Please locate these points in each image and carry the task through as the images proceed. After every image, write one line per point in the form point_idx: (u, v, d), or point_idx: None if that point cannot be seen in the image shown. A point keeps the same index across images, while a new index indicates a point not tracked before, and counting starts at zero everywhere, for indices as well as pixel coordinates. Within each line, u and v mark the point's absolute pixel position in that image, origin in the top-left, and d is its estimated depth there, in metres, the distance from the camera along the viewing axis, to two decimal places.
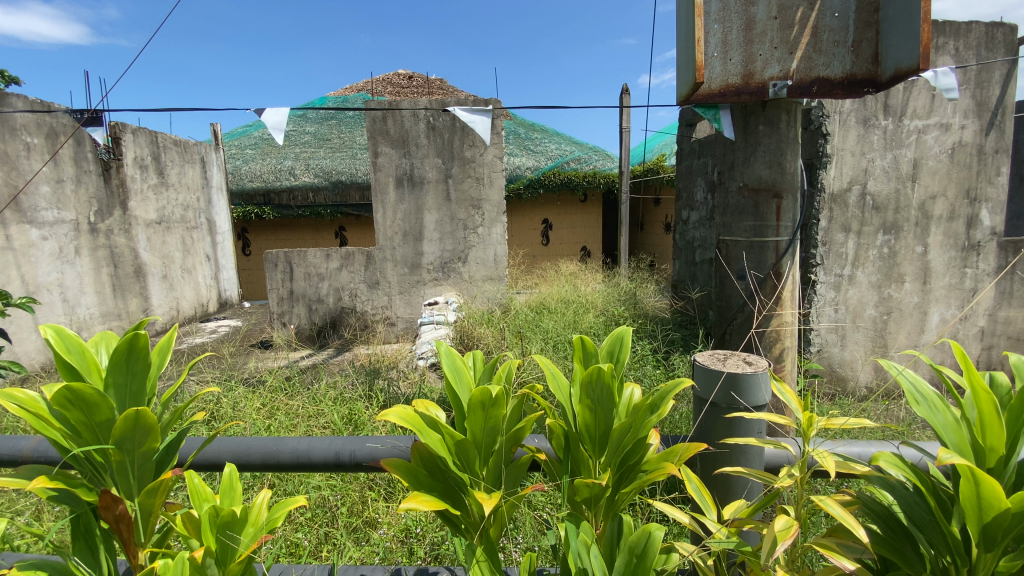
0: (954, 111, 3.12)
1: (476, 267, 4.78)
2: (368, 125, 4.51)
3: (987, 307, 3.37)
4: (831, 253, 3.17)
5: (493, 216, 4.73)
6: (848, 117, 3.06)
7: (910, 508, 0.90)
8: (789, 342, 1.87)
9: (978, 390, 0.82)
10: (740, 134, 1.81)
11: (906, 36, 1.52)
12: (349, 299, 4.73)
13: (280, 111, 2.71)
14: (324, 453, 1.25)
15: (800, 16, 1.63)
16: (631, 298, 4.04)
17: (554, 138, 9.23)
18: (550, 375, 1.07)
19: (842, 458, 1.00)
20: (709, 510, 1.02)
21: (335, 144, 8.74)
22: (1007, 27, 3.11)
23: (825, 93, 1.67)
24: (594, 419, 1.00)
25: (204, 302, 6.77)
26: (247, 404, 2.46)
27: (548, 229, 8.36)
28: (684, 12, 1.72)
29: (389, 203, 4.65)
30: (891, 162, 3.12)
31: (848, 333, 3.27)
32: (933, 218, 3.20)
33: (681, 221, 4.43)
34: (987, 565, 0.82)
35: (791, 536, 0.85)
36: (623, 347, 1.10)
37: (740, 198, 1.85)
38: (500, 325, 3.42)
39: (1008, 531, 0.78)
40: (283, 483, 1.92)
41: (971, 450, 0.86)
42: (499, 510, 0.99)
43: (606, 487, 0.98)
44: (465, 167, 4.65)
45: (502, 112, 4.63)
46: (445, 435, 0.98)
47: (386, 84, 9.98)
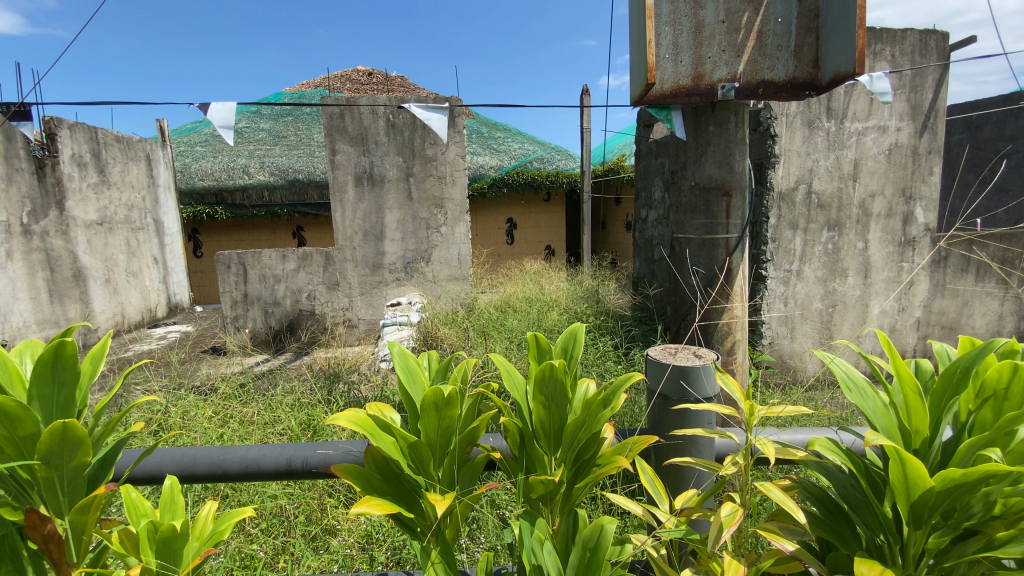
0: (891, 115, 3.31)
1: (439, 267, 4.71)
2: (325, 122, 4.39)
3: (924, 299, 3.57)
4: (781, 250, 3.30)
5: (456, 215, 4.69)
6: (794, 119, 3.18)
7: (845, 491, 0.95)
8: (740, 335, 1.92)
9: (904, 377, 0.87)
10: (691, 134, 1.87)
11: (843, 41, 1.60)
12: (308, 301, 4.61)
13: (226, 107, 2.60)
14: (274, 461, 1.22)
15: (745, 20, 1.69)
16: (594, 296, 4.08)
17: (517, 138, 9.24)
18: (505, 374, 1.07)
19: (781, 444, 1.04)
20: (662, 501, 1.04)
21: (292, 141, 8.46)
22: (938, 35, 3.32)
23: (770, 96, 1.73)
24: (548, 416, 1.01)
25: (152, 307, 6.43)
26: (198, 412, 2.36)
27: (512, 229, 8.36)
28: (636, 13, 1.75)
29: (348, 202, 4.55)
30: (834, 162, 3.27)
31: (796, 325, 3.40)
32: (872, 215, 3.38)
33: (640, 220, 4.52)
34: (916, 542, 0.87)
35: (735, 522, 0.89)
36: (576, 343, 1.11)
37: (691, 196, 1.90)
38: (464, 325, 3.39)
39: (934, 509, 0.84)
40: (238, 494, 1.83)
41: (899, 433, 0.91)
42: (454, 511, 0.99)
43: (560, 483, 1.00)
44: (427, 166, 4.59)
45: (462, 110, 4.59)
46: (398, 438, 0.96)
47: (345, 81, 9.75)
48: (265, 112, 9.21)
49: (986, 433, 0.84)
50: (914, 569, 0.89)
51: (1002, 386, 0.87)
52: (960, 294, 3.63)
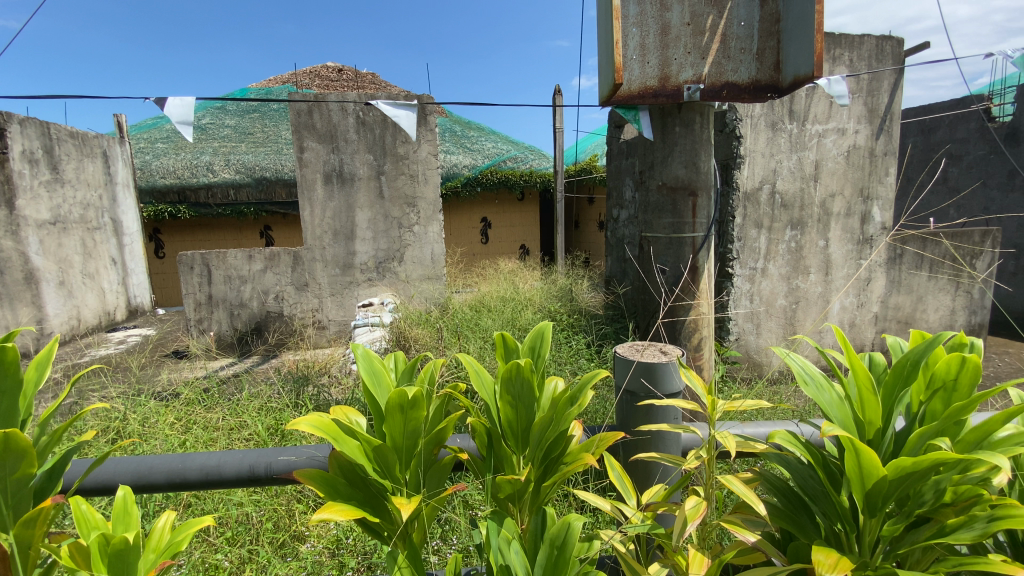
0: (849, 117, 3.43)
1: (412, 266, 4.66)
2: (292, 119, 4.29)
3: (882, 295, 3.71)
4: (746, 249, 3.38)
5: (429, 214, 4.64)
6: (758, 120, 3.26)
7: (803, 481, 0.98)
8: (707, 332, 1.95)
9: (858, 370, 0.91)
10: (658, 135, 1.89)
11: (802, 45, 1.65)
12: (275, 302, 4.51)
13: (184, 102, 2.51)
14: (235, 468, 1.18)
15: (710, 23, 1.73)
16: (567, 294, 4.10)
17: (491, 137, 9.21)
18: (473, 373, 1.06)
19: (742, 437, 1.07)
20: (629, 497, 1.05)
21: (258, 138, 8.22)
22: (893, 41, 3.46)
23: (733, 98, 1.77)
24: (515, 415, 1.01)
25: (110, 311, 6.16)
26: (159, 419, 2.27)
27: (486, 228, 8.33)
28: (604, 14, 1.76)
29: (317, 200, 4.45)
30: (796, 163, 3.38)
31: (762, 322, 3.49)
32: (832, 214, 3.50)
33: (612, 219, 4.57)
34: (871, 530, 0.90)
35: (698, 516, 0.91)
36: (544, 342, 1.11)
37: (659, 196, 1.92)
38: (437, 325, 3.36)
39: (888, 497, 0.87)
40: (201, 501, 1.76)
41: (855, 425, 0.95)
42: (421, 514, 0.98)
43: (528, 482, 1.00)
44: (398, 164, 4.52)
45: (434, 108, 4.55)
46: (362, 442, 0.94)
47: (313, 77, 9.54)
48: (229, 108, 8.94)
49: (935, 423, 0.87)
50: (869, 555, 0.92)
51: (950, 377, 0.90)
52: (914, 290, 3.79)
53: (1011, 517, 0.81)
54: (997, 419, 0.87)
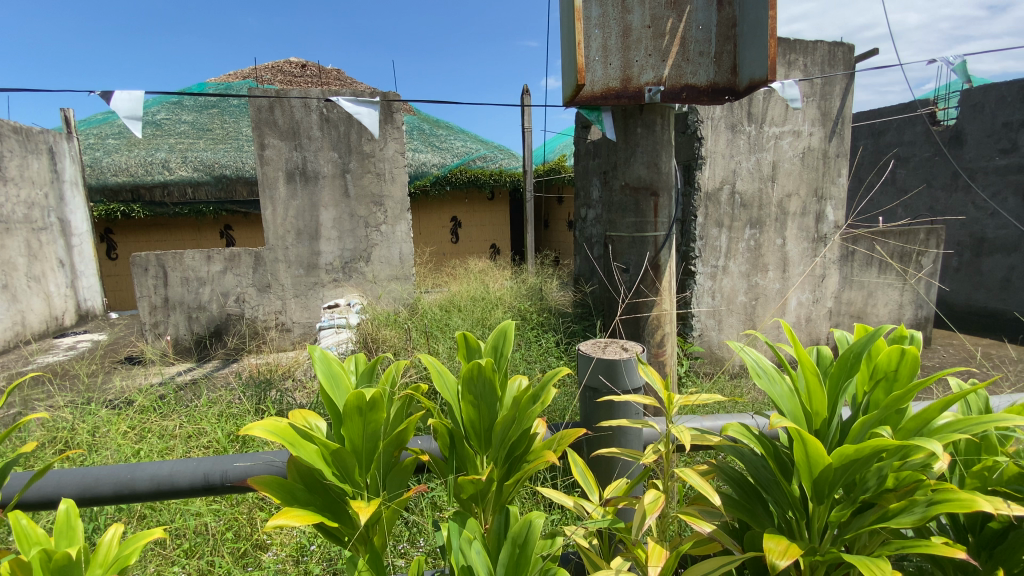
0: (804, 120, 3.57)
1: (380, 266, 4.58)
2: (252, 115, 4.17)
3: (835, 291, 3.88)
4: (708, 247, 3.47)
5: (397, 213, 4.57)
6: (718, 122, 3.35)
7: (756, 471, 1.02)
8: (669, 328, 1.99)
9: (805, 364, 0.94)
10: (621, 135, 1.93)
11: (757, 50, 1.70)
12: (236, 304, 4.38)
13: (133, 96, 2.40)
14: (189, 477, 1.14)
15: (669, 26, 1.76)
16: (537, 293, 4.12)
17: (460, 136, 9.15)
18: (436, 374, 1.05)
19: (699, 430, 1.10)
20: (591, 492, 1.07)
21: (218, 134, 7.92)
22: (845, 47, 3.61)
23: (692, 100, 1.82)
24: (478, 415, 1.01)
25: (58, 315, 5.85)
26: (110, 428, 2.16)
27: (457, 227, 8.28)
28: (566, 15, 1.78)
29: (279, 199, 4.34)
30: (755, 164, 3.49)
31: (723, 318, 3.59)
32: (789, 214, 3.64)
33: (580, 219, 4.62)
34: (820, 516, 0.94)
35: (657, 509, 0.94)
36: (507, 341, 1.11)
37: (622, 196, 1.96)
38: (405, 325, 3.30)
39: (834, 484, 0.91)
40: (156, 513, 1.68)
41: (803, 417, 0.98)
42: (381, 518, 0.96)
43: (491, 482, 1.00)
44: (364, 162, 4.44)
45: (400, 105, 4.48)
46: (320, 446, 0.92)
47: (276, 72, 9.28)
48: (187, 103, 8.60)
49: (876, 412, 0.91)
50: (817, 540, 0.96)
51: (892, 368, 0.95)
52: (865, 286, 3.98)
53: (948, 500, 0.85)
54: (935, 407, 0.93)
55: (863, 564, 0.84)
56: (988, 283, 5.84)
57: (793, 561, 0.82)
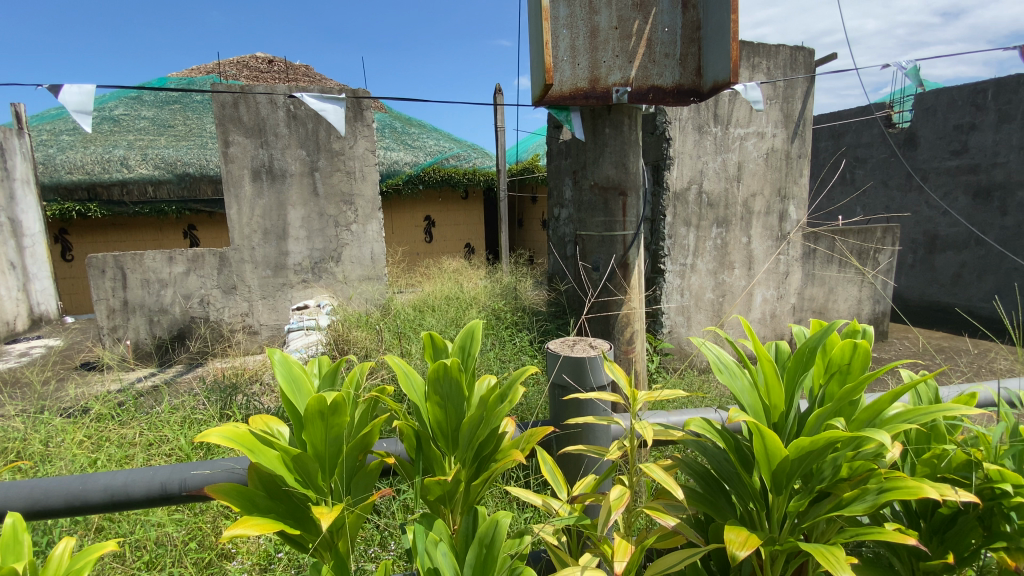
0: (768, 122, 3.67)
1: (351, 267, 4.50)
2: (215, 111, 4.04)
3: (798, 287, 4.00)
4: (676, 246, 3.53)
5: (368, 212, 4.50)
6: (686, 123, 3.41)
7: (719, 465, 1.04)
8: (638, 325, 2.02)
9: (763, 359, 0.97)
10: (590, 135, 1.94)
11: (720, 53, 1.74)
12: (200, 307, 4.27)
13: (84, 89, 2.30)
14: (145, 486, 1.10)
15: (636, 28, 1.79)
16: (511, 292, 4.12)
17: (433, 135, 9.07)
18: (402, 376, 1.04)
19: (662, 425, 1.12)
20: (559, 490, 1.07)
21: (180, 131, 7.64)
22: (805, 51, 3.73)
23: (658, 101, 1.85)
24: (444, 416, 1.01)
25: (9, 321, 5.56)
26: (64, 437, 2.06)
27: (430, 226, 8.20)
28: (534, 15, 1.79)
29: (245, 198, 4.22)
30: (721, 164, 3.57)
31: (692, 314, 3.66)
32: (754, 213, 3.74)
33: (553, 218, 4.64)
34: (779, 507, 0.97)
35: (622, 504, 0.95)
36: (473, 341, 1.11)
37: (591, 195, 1.97)
38: (377, 325, 3.26)
39: (792, 475, 0.94)
40: (114, 524, 1.60)
41: (762, 410, 1.01)
42: (346, 523, 0.95)
43: (458, 482, 0.99)
44: (333, 160, 4.36)
45: (370, 102, 4.42)
46: (281, 451, 0.90)
47: (241, 67, 9.02)
48: (147, 98, 8.27)
49: (830, 405, 0.95)
50: (777, 530, 0.99)
51: (845, 362, 0.99)
52: (826, 282, 4.11)
53: (897, 487, 0.89)
54: (885, 398, 0.97)
55: (819, 552, 0.87)
56: (941, 279, 6.12)
57: (752, 551, 0.85)
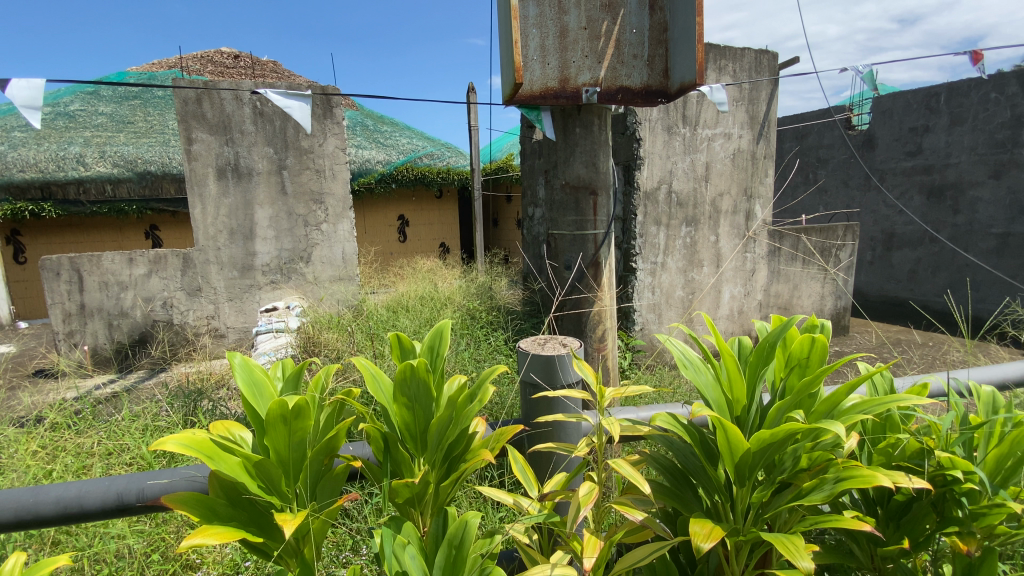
0: (734, 123, 3.76)
1: (321, 267, 4.42)
2: (177, 107, 3.90)
3: (764, 284, 4.11)
4: (647, 245, 3.58)
5: (338, 211, 4.42)
6: (655, 124, 3.46)
7: (685, 458, 1.06)
8: (609, 323, 2.04)
9: (725, 354, 1.00)
10: (560, 135, 1.95)
11: (686, 54, 1.77)
12: (163, 310, 4.13)
13: (32, 84, 2.19)
14: (100, 497, 1.06)
15: (605, 28, 1.81)
16: (486, 292, 4.11)
17: (406, 133, 8.97)
18: (369, 377, 1.03)
19: (630, 421, 1.13)
20: (530, 488, 1.08)
21: (141, 127, 7.34)
22: (769, 54, 3.84)
23: (627, 101, 1.87)
24: (412, 418, 0.99)
25: None
26: (15, 448, 1.95)
27: (404, 226, 8.11)
28: (503, 13, 1.78)
29: (209, 197, 4.09)
30: (689, 165, 3.63)
31: (663, 311, 3.72)
32: (721, 212, 3.83)
33: (527, 218, 4.65)
34: (743, 498, 1.00)
35: (590, 500, 0.96)
36: (442, 341, 1.10)
37: (563, 195, 1.98)
38: (348, 326, 3.20)
39: (754, 467, 0.96)
40: (72, 538, 1.52)
41: (725, 404, 1.04)
42: (312, 529, 0.93)
43: (427, 484, 0.99)
44: (302, 158, 4.27)
45: (340, 99, 4.34)
46: (242, 458, 0.88)
47: (206, 63, 8.73)
48: (104, 93, 7.91)
49: (789, 398, 0.97)
50: (742, 521, 1.01)
51: (804, 355, 1.02)
52: (791, 279, 4.24)
53: (853, 476, 0.92)
54: (842, 390, 1.00)
55: (779, 541, 0.89)
56: (898, 275, 6.38)
57: (716, 542, 0.87)
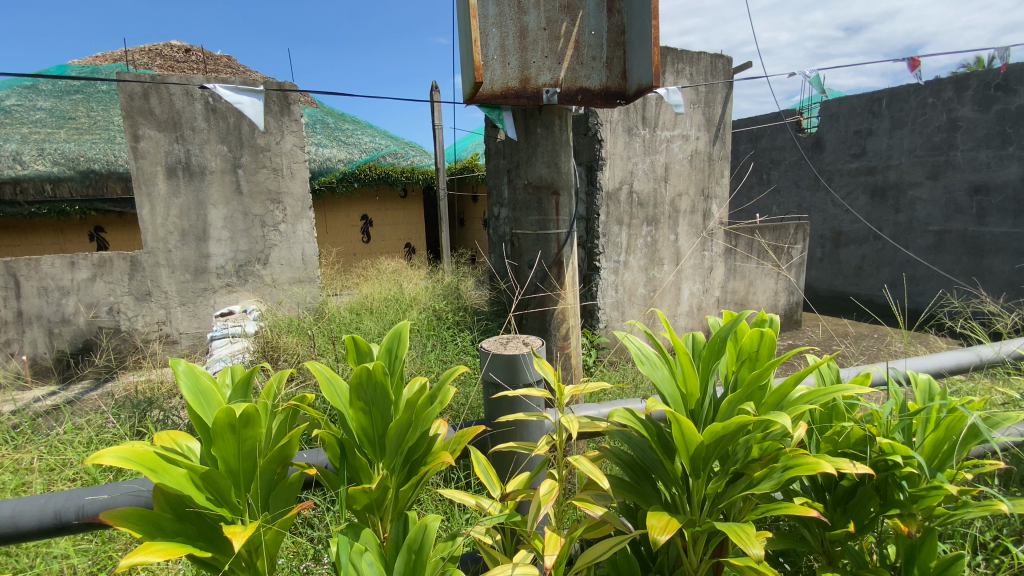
0: (691, 125, 3.86)
1: (279, 269, 4.28)
2: (121, 102, 3.71)
3: (721, 281, 4.25)
4: (610, 244, 3.64)
5: (297, 212, 4.30)
6: (616, 125, 3.52)
7: (643, 452, 1.08)
8: (572, 321, 2.06)
9: (679, 349, 1.02)
10: (522, 135, 1.94)
11: (643, 57, 1.80)
12: (109, 316, 3.94)
13: None
14: (36, 515, 0.99)
15: (564, 30, 1.82)
16: (453, 292, 4.07)
17: (368, 131, 8.80)
18: (324, 381, 1.01)
19: (590, 418, 1.15)
20: (492, 487, 1.08)
21: (83, 123, 6.88)
22: (724, 59, 3.96)
23: (587, 102, 1.89)
24: (370, 422, 0.97)
25: None
26: None
27: (368, 226, 7.97)
28: (462, 12, 1.77)
29: (159, 196, 3.90)
30: (650, 165, 3.71)
31: (626, 309, 3.79)
32: (680, 212, 3.93)
33: (493, 218, 4.65)
34: (699, 490, 1.02)
35: (551, 497, 0.97)
36: (400, 342, 1.08)
37: (525, 195, 1.98)
38: (309, 330, 3.12)
39: (709, 458, 0.99)
40: (6, 561, 1.41)
41: (681, 399, 1.06)
42: (265, 541, 0.90)
43: (386, 490, 0.97)
44: (258, 156, 4.12)
45: (298, 96, 4.22)
46: (188, 469, 0.84)
47: (155, 56, 8.34)
48: (43, 87, 7.40)
49: (739, 391, 1.01)
50: (698, 512, 1.04)
51: (754, 349, 1.06)
52: (746, 276, 4.40)
53: (799, 464, 0.96)
54: (789, 381, 1.04)
55: (732, 530, 0.92)
56: (846, 271, 6.70)
57: (672, 534, 0.89)
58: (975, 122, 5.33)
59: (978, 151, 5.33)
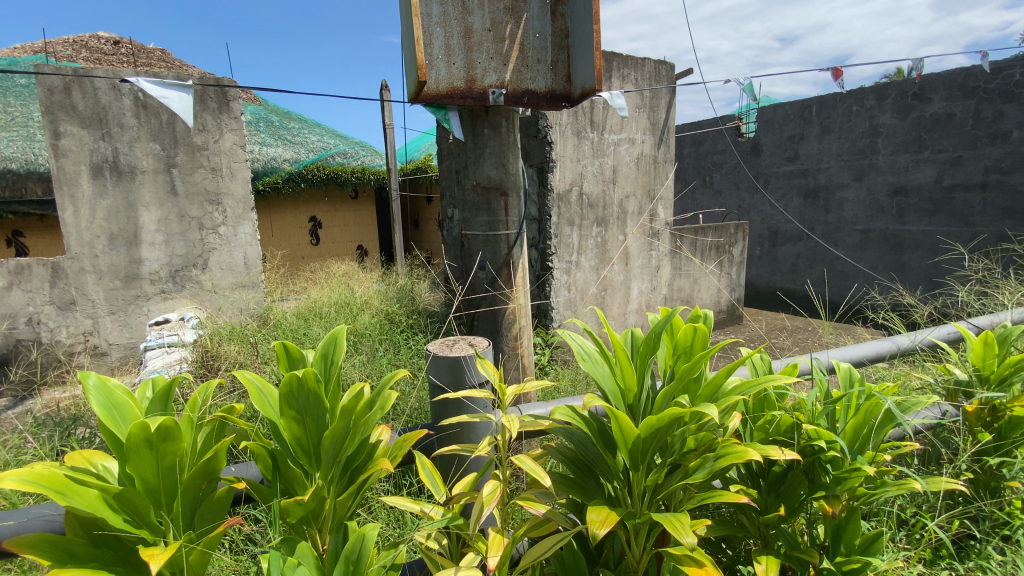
0: (637, 129, 3.97)
1: (220, 274, 4.04)
2: (39, 97, 3.45)
3: (668, 280, 4.40)
4: (562, 245, 3.68)
5: (238, 213, 4.07)
6: (565, 128, 3.56)
7: (584, 447, 1.10)
8: (523, 321, 2.07)
9: (617, 345, 1.05)
10: (469, 136, 1.93)
11: (586, 60, 1.83)
12: (28, 327, 3.70)
13: None
14: None
15: (509, 31, 1.83)
16: (406, 295, 4.00)
17: (316, 130, 8.52)
18: (254, 391, 0.97)
19: (534, 416, 1.15)
20: (437, 492, 1.07)
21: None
22: (667, 65, 4.10)
23: (533, 105, 1.90)
24: (304, 431, 0.94)
25: None
26: None
27: (317, 228, 7.73)
28: (405, 9, 1.74)
29: (83, 198, 3.65)
30: (598, 168, 3.79)
31: (578, 308, 3.85)
32: (628, 213, 4.04)
33: (446, 219, 4.62)
34: (638, 482, 1.05)
35: (494, 499, 0.97)
36: (336, 348, 1.05)
37: (474, 195, 1.97)
38: (251, 338, 2.98)
39: (647, 450, 1.02)
40: None
41: (620, 395, 1.09)
42: (189, 561, 0.85)
43: (321, 501, 0.94)
44: (194, 155, 3.89)
45: (237, 92, 4.03)
46: (102, 490, 0.79)
47: (80, 48, 7.79)
48: None
49: (674, 384, 1.04)
50: (638, 504, 1.07)
51: (688, 344, 1.11)
52: (692, 274, 4.57)
53: (730, 453, 1.00)
54: (722, 374, 1.08)
55: (668, 520, 0.95)
56: (783, 268, 7.07)
57: (610, 527, 0.91)
58: (894, 128, 5.75)
59: (898, 155, 5.76)
